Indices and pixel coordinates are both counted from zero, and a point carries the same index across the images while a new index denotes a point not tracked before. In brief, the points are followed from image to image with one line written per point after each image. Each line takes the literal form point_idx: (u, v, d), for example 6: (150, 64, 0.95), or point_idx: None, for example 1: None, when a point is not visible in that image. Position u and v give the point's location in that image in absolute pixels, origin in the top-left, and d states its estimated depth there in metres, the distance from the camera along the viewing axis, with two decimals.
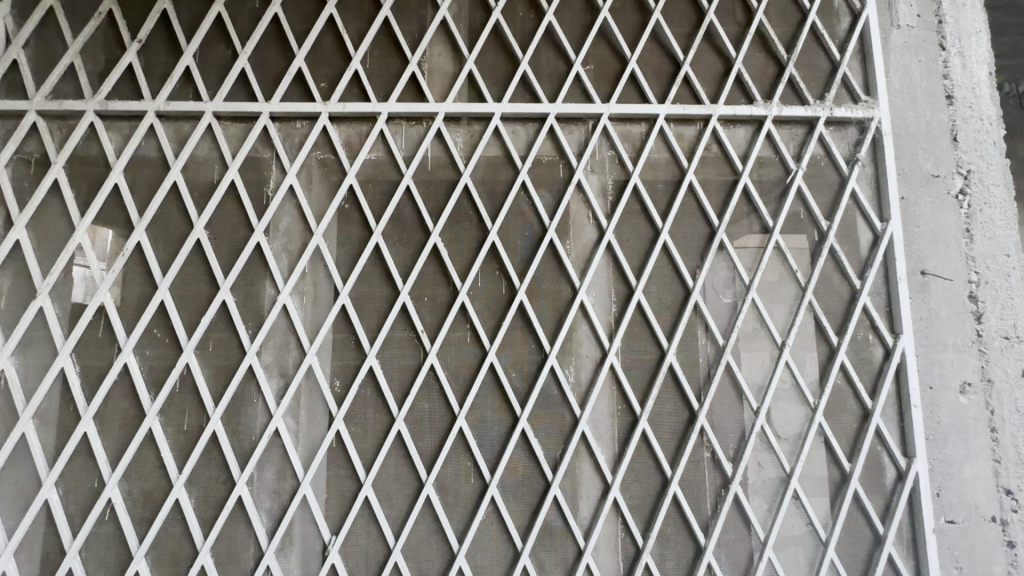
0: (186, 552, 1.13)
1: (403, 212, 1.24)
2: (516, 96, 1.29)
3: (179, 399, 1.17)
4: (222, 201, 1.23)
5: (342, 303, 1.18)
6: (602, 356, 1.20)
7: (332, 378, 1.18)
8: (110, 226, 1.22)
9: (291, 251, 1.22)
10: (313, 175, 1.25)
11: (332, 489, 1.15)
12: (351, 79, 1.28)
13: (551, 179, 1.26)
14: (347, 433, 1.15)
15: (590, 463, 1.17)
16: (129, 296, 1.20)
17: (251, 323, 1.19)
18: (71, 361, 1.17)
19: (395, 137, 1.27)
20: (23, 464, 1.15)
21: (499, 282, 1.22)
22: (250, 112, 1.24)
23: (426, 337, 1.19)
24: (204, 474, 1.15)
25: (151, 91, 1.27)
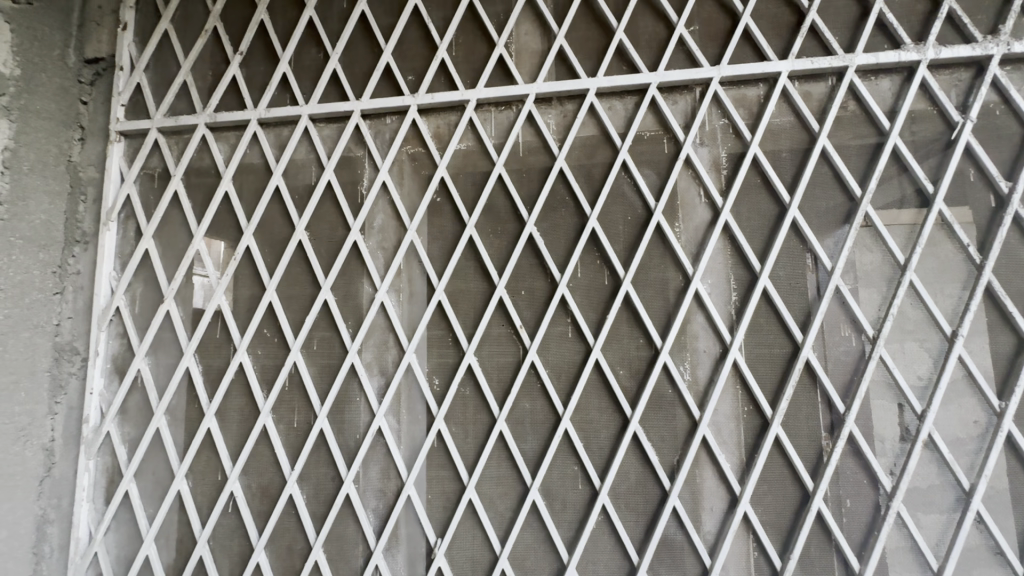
0: (302, 546, 1.15)
1: (497, 202, 1.18)
2: (611, 69, 1.18)
3: (289, 397, 1.20)
4: (321, 202, 1.25)
5: (438, 299, 1.15)
6: (722, 351, 1.07)
7: (431, 377, 1.15)
8: (223, 233, 1.28)
9: (386, 248, 1.21)
10: (405, 170, 1.23)
11: (436, 490, 1.12)
12: (437, 69, 1.24)
13: (655, 156, 1.14)
14: (447, 433, 1.12)
15: (713, 471, 1.05)
16: (242, 298, 1.25)
17: (352, 322, 1.20)
18: (194, 362, 1.23)
19: (485, 125, 1.21)
20: (159, 457, 1.24)
21: (601, 272, 1.12)
22: (343, 112, 1.25)
23: (526, 333, 1.13)
24: (315, 470, 1.17)
25: (253, 100, 1.31)
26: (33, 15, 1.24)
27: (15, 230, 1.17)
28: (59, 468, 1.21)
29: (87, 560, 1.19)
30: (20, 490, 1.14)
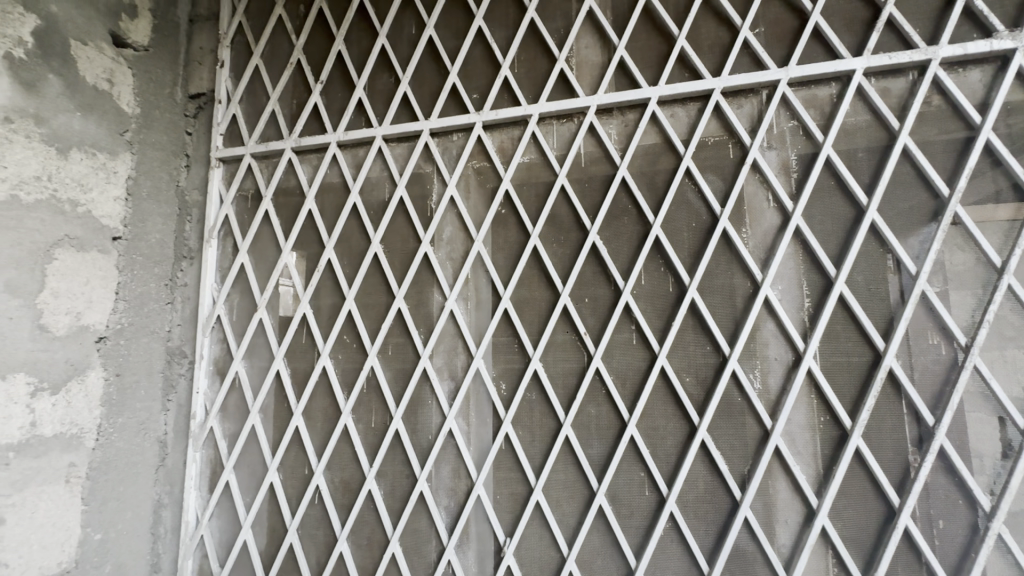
0: (380, 538, 1.23)
1: (560, 212, 1.22)
2: (673, 76, 1.19)
3: (368, 399, 1.29)
4: (394, 216, 1.34)
5: (504, 307, 1.19)
6: (795, 359, 1.05)
7: (498, 382, 1.20)
8: (307, 247, 1.40)
9: (454, 258, 1.28)
10: (471, 184, 1.29)
11: (504, 491, 1.17)
12: (501, 86, 1.30)
13: (720, 161, 1.13)
14: (515, 436, 1.16)
15: (787, 482, 1.02)
16: (324, 306, 1.36)
17: (424, 329, 1.27)
18: (284, 365, 1.35)
19: (547, 138, 1.25)
20: (254, 451, 1.37)
21: (665, 280, 1.13)
22: (413, 132, 1.33)
23: (590, 340, 1.15)
24: (391, 468, 1.25)
25: (333, 124, 1.42)
26: (148, 59, 1.41)
27: (137, 248, 1.34)
28: (171, 458, 1.37)
29: (194, 542, 1.34)
30: (141, 477, 1.30)
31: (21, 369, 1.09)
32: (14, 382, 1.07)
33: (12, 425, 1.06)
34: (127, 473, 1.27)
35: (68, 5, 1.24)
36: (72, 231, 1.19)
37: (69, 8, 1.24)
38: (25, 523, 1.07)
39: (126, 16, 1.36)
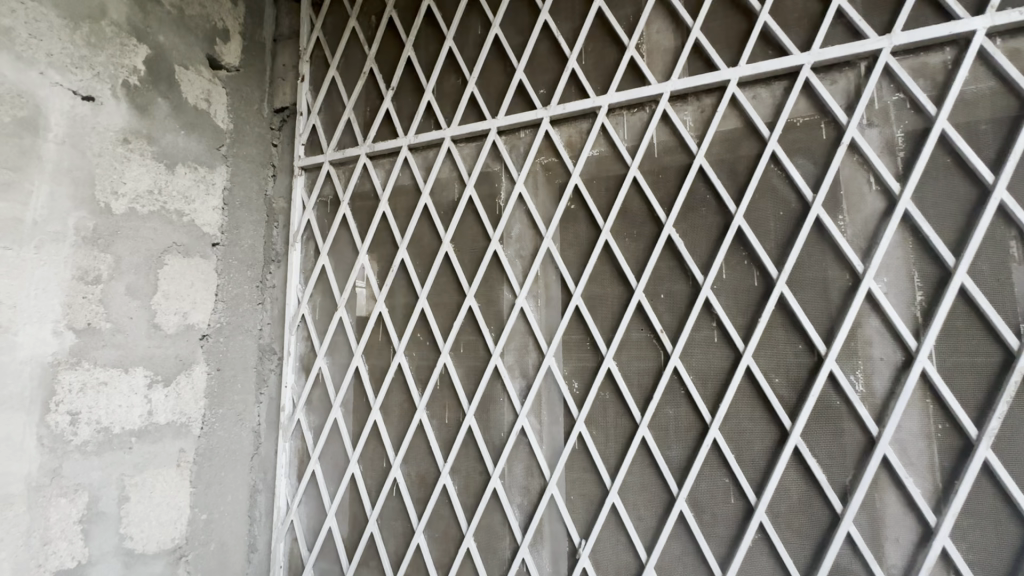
0: (455, 533, 1.25)
1: (632, 206, 1.17)
2: (755, 55, 1.11)
3: (441, 395, 1.31)
4: (463, 216, 1.35)
5: (575, 303, 1.17)
6: (905, 359, 0.94)
7: (570, 380, 1.18)
8: (381, 249, 1.45)
9: (524, 256, 1.27)
10: (539, 180, 1.28)
11: (579, 491, 1.14)
12: (568, 79, 1.27)
13: (811, 144, 1.04)
14: (589, 435, 1.14)
15: (898, 496, 0.92)
16: (398, 305, 1.40)
17: (494, 327, 1.27)
18: (362, 361, 1.41)
19: (617, 129, 1.21)
20: (336, 443, 1.44)
21: (749, 273, 1.06)
22: (481, 131, 1.34)
23: (667, 338, 1.10)
24: (464, 463, 1.26)
25: (404, 129, 1.47)
26: (240, 78, 1.53)
27: (232, 253, 1.45)
28: (264, 447, 1.47)
29: (285, 526, 1.43)
30: (239, 463, 1.41)
31: (139, 363, 1.21)
32: (134, 375, 1.20)
33: (133, 413, 1.19)
34: (227, 460, 1.38)
35: (173, 34, 1.36)
36: (179, 239, 1.32)
37: (174, 36, 1.36)
38: (145, 501, 1.20)
39: (221, 40, 1.48)
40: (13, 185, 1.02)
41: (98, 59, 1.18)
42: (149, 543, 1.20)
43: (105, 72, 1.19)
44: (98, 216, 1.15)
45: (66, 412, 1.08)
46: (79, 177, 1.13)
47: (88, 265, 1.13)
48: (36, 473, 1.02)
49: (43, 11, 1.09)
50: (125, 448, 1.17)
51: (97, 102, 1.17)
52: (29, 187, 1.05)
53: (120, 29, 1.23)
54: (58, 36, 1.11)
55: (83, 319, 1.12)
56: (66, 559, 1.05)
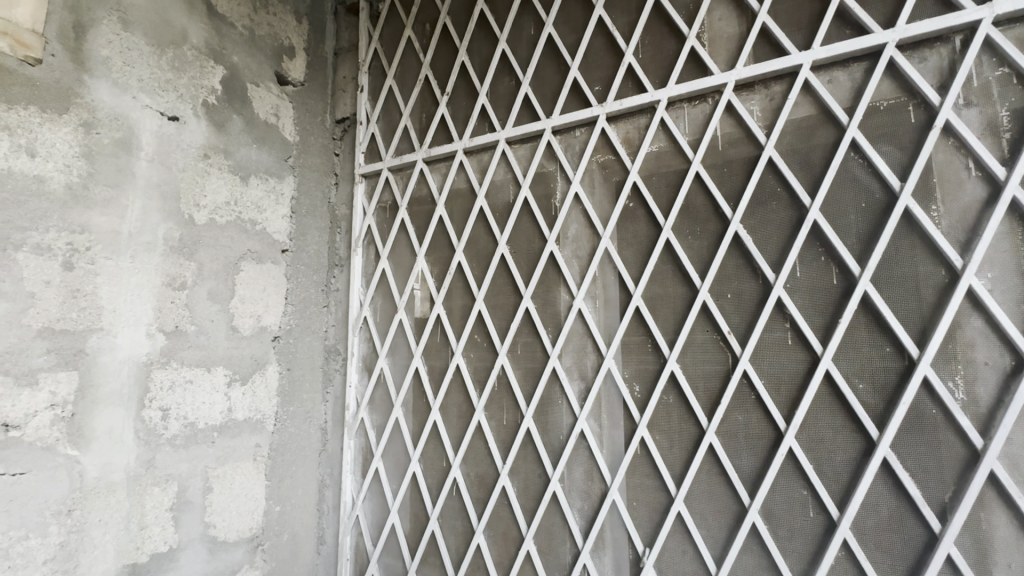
0: (515, 535, 1.25)
1: (695, 202, 1.13)
2: (830, 36, 1.04)
3: (499, 397, 1.31)
4: (518, 217, 1.35)
5: (636, 304, 1.14)
6: (1014, 363, 0.86)
7: (631, 383, 1.15)
8: (438, 252, 1.47)
9: (581, 256, 1.25)
10: (596, 179, 1.25)
11: (641, 498, 1.11)
12: (624, 73, 1.24)
13: (897, 129, 0.97)
14: (652, 440, 1.10)
15: (1007, 517, 0.84)
16: (456, 307, 1.42)
17: (551, 328, 1.26)
18: (422, 362, 1.44)
19: (678, 123, 1.17)
20: (397, 442, 1.47)
21: (827, 271, 0.99)
22: (535, 131, 1.33)
23: (735, 340, 1.05)
24: (523, 465, 1.26)
25: (459, 133, 1.49)
26: (305, 92, 1.61)
27: (300, 259, 1.53)
28: (330, 444, 1.53)
29: (351, 521, 1.48)
30: (308, 458, 1.48)
31: (220, 363, 1.30)
32: (215, 374, 1.29)
33: (215, 409, 1.28)
34: (297, 455, 1.45)
35: (245, 54, 1.44)
36: (253, 246, 1.40)
37: (246, 56, 1.44)
38: (226, 492, 1.28)
39: (287, 57, 1.56)
40: (112, 201, 1.13)
41: (181, 81, 1.28)
42: (230, 531, 1.28)
43: (187, 93, 1.29)
44: (183, 227, 1.25)
45: (158, 407, 1.17)
46: (166, 191, 1.22)
47: (174, 272, 1.22)
48: (133, 463, 1.12)
49: (134, 41, 1.20)
50: (209, 442, 1.26)
51: (180, 122, 1.27)
52: (125, 202, 1.15)
53: (199, 52, 1.33)
54: (146, 63, 1.21)
55: (172, 322, 1.21)
56: (160, 543, 1.15)
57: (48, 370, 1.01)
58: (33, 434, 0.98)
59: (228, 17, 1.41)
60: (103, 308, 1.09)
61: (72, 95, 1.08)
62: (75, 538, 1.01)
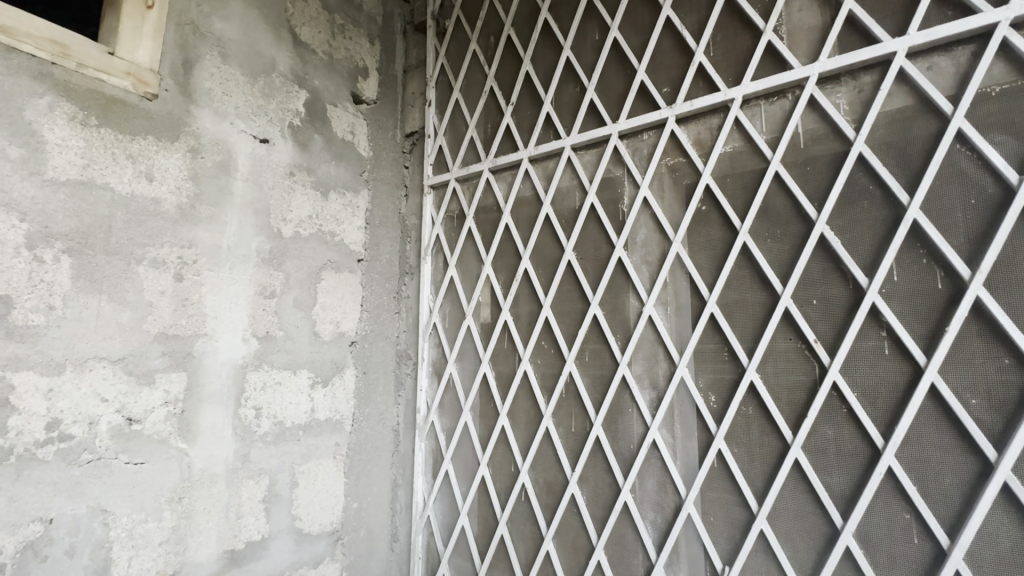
0: (585, 544, 1.24)
1: (775, 204, 1.08)
2: (928, 20, 0.97)
3: (567, 404, 1.31)
4: (585, 224, 1.34)
5: (711, 310, 1.10)
6: None
7: (706, 393, 1.11)
8: (505, 259, 1.50)
9: (651, 262, 1.23)
10: (665, 182, 1.23)
11: (719, 513, 1.07)
12: (695, 73, 1.21)
13: (1011, 116, 0.89)
14: (730, 453, 1.06)
15: None
16: (523, 313, 1.43)
17: (621, 335, 1.24)
18: (489, 368, 1.47)
19: (754, 121, 1.13)
20: (466, 445, 1.50)
21: (929, 274, 0.92)
22: (602, 137, 1.32)
23: (822, 349, 0.99)
24: (593, 474, 1.25)
25: (524, 141, 1.50)
26: (377, 109, 1.69)
27: (374, 268, 1.61)
28: (403, 445, 1.60)
29: (423, 521, 1.53)
30: (382, 458, 1.55)
31: (305, 366, 1.39)
32: (301, 376, 1.38)
33: (300, 409, 1.37)
34: (372, 455, 1.53)
35: (325, 77, 1.55)
36: (333, 256, 1.49)
37: (326, 79, 1.55)
38: (310, 487, 1.37)
39: (361, 77, 1.66)
40: (214, 218, 1.24)
41: (271, 106, 1.39)
42: (314, 524, 1.36)
43: (276, 116, 1.40)
44: (273, 240, 1.35)
45: (253, 407, 1.27)
46: (259, 208, 1.33)
47: (265, 282, 1.33)
48: (231, 457, 1.22)
49: (231, 72, 1.32)
50: (295, 439, 1.35)
51: (270, 143, 1.38)
52: (225, 219, 1.26)
53: (286, 79, 1.44)
54: (242, 91, 1.33)
55: (263, 328, 1.31)
56: (254, 532, 1.25)
57: (163, 371, 1.12)
58: (150, 428, 1.09)
59: (310, 44, 1.52)
60: (207, 315, 1.21)
61: (181, 124, 1.21)
62: (185, 523, 1.12)
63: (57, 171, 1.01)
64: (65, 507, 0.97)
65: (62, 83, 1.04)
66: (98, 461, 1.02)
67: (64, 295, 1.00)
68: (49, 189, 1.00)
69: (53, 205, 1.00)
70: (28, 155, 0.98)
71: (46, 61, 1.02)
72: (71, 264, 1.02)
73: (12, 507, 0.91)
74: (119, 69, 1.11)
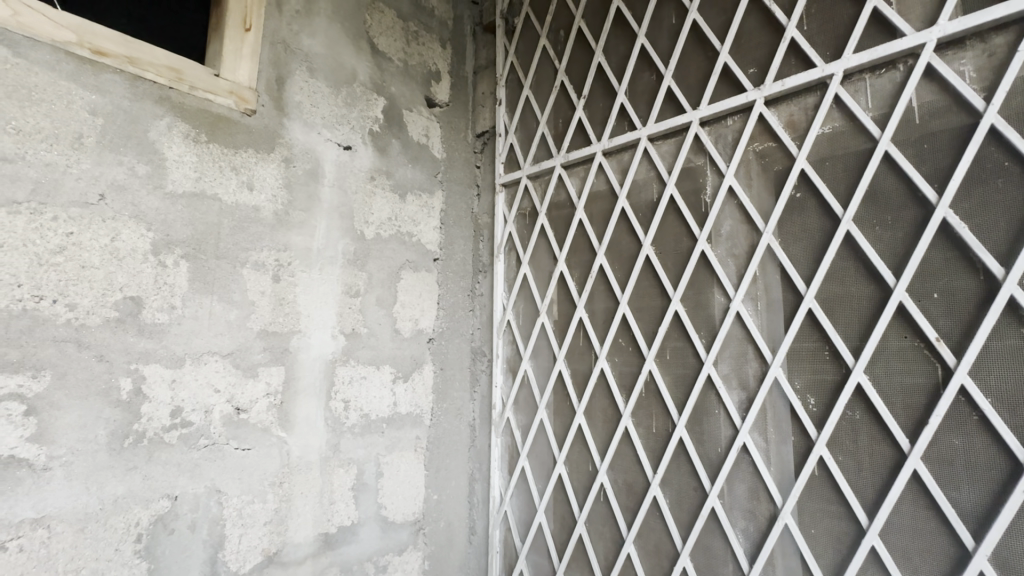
0: (669, 549, 1.20)
1: (884, 188, 0.98)
2: None
3: (647, 404, 1.26)
4: (663, 217, 1.29)
5: (809, 305, 1.02)
6: None
7: (804, 394, 1.03)
8: (578, 255, 1.47)
9: (738, 255, 1.15)
10: (753, 170, 1.15)
11: (821, 525, 1.00)
12: (787, 50, 1.12)
13: None
14: (833, 460, 0.98)
15: None
16: (598, 310, 1.40)
17: (705, 333, 1.18)
18: (565, 365, 1.45)
19: (857, 97, 1.03)
20: (541, 443, 1.50)
21: None
22: (681, 124, 1.26)
23: (945, 348, 0.90)
24: (676, 477, 1.20)
25: (597, 134, 1.47)
26: (449, 111, 1.73)
27: (449, 266, 1.65)
28: (479, 440, 1.62)
29: (500, 515, 1.54)
30: (459, 452, 1.59)
31: (387, 361, 1.45)
32: (383, 371, 1.44)
33: (384, 402, 1.43)
34: (450, 449, 1.57)
35: (401, 83, 1.60)
36: (411, 256, 1.55)
37: (402, 85, 1.60)
38: (394, 478, 1.43)
39: (434, 81, 1.70)
40: (306, 223, 1.33)
41: (353, 115, 1.47)
42: (398, 513, 1.43)
43: (358, 124, 1.47)
44: (357, 242, 1.42)
45: (342, 399, 1.34)
46: (344, 212, 1.41)
47: (351, 281, 1.40)
48: (324, 446, 1.30)
49: (318, 85, 1.40)
50: (379, 431, 1.41)
51: (353, 150, 1.45)
52: (314, 223, 1.35)
53: (367, 88, 1.51)
54: (328, 102, 1.41)
55: (350, 325, 1.38)
56: (345, 518, 1.32)
57: (265, 364, 1.22)
58: (255, 417, 1.19)
59: (387, 53, 1.58)
60: (300, 313, 1.29)
61: (276, 136, 1.30)
62: (285, 505, 1.21)
63: (175, 184, 1.13)
64: (187, 486, 1.08)
65: (177, 105, 1.15)
66: (213, 445, 1.12)
67: (183, 296, 1.11)
68: (170, 200, 1.12)
69: (173, 215, 1.12)
70: (152, 171, 1.10)
71: (164, 86, 1.13)
72: (188, 268, 1.13)
73: (145, 484, 1.03)
74: (223, 89, 1.21)
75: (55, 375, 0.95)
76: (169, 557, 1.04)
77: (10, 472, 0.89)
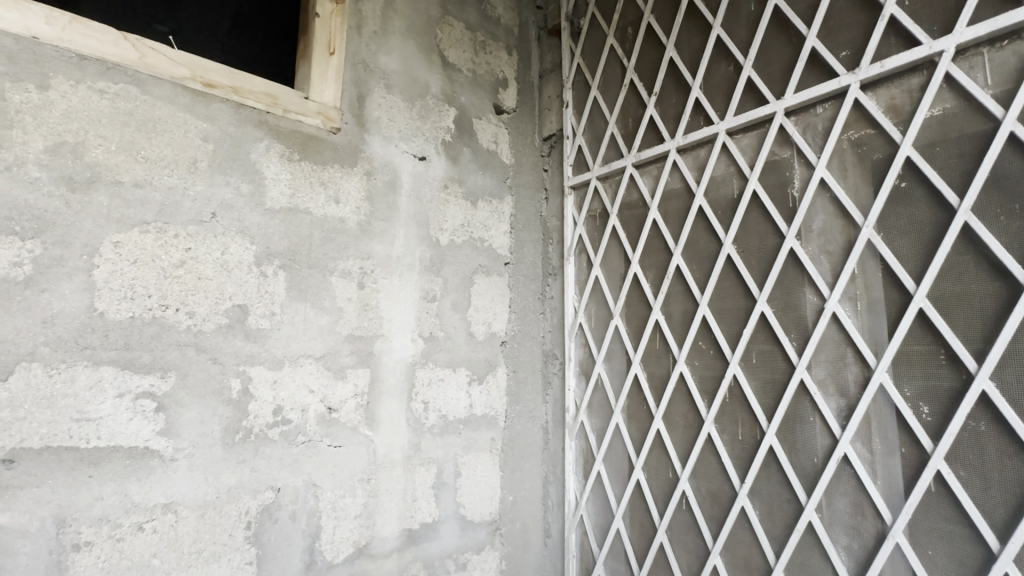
0: (760, 562, 1.14)
1: (1010, 175, 0.89)
2: None
3: (732, 410, 1.21)
4: (746, 213, 1.23)
5: (920, 305, 0.94)
6: None
7: (916, 402, 0.95)
8: (652, 255, 1.43)
9: (832, 252, 1.08)
10: (848, 160, 1.07)
11: (941, 546, 0.91)
12: (886, 29, 1.04)
13: None
14: (953, 474, 0.90)
15: None
16: (676, 312, 1.35)
17: (796, 336, 1.11)
18: (640, 369, 1.42)
19: (973, 75, 0.93)
20: (617, 448, 1.48)
21: None
22: (764, 116, 1.20)
23: None
24: (767, 487, 1.14)
25: (670, 131, 1.43)
26: (517, 117, 1.75)
27: (519, 270, 1.67)
28: (552, 443, 1.62)
29: (576, 519, 1.54)
30: (533, 455, 1.60)
31: (463, 364, 1.49)
32: (460, 373, 1.48)
33: (461, 404, 1.47)
34: (525, 451, 1.58)
35: (470, 92, 1.65)
36: (483, 261, 1.58)
37: (471, 94, 1.65)
38: (471, 477, 1.46)
39: (501, 88, 1.73)
40: (386, 232, 1.40)
41: (427, 126, 1.52)
42: (476, 512, 1.46)
43: (431, 135, 1.53)
44: (432, 248, 1.48)
45: (422, 401, 1.40)
46: (421, 220, 1.47)
47: (428, 287, 1.45)
48: (406, 445, 1.36)
49: (395, 100, 1.47)
50: (457, 432, 1.46)
51: (427, 161, 1.51)
52: (394, 232, 1.41)
53: (439, 99, 1.57)
54: (404, 116, 1.48)
55: (428, 328, 1.44)
56: (426, 515, 1.37)
57: (353, 367, 1.29)
58: (345, 416, 1.26)
59: (457, 64, 1.63)
60: (383, 318, 1.36)
61: (358, 152, 1.38)
62: (373, 501, 1.28)
63: (274, 201, 1.23)
64: (288, 479, 1.17)
65: (274, 127, 1.25)
66: (309, 442, 1.21)
67: (282, 303, 1.21)
68: (269, 216, 1.21)
69: (272, 229, 1.21)
70: (254, 189, 1.20)
71: (263, 111, 1.24)
72: (285, 277, 1.22)
73: (253, 476, 1.12)
74: (312, 110, 1.30)
75: (178, 375, 1.06)
76: (273, 544, 1.13)
77: (144, 461, 1.01)
